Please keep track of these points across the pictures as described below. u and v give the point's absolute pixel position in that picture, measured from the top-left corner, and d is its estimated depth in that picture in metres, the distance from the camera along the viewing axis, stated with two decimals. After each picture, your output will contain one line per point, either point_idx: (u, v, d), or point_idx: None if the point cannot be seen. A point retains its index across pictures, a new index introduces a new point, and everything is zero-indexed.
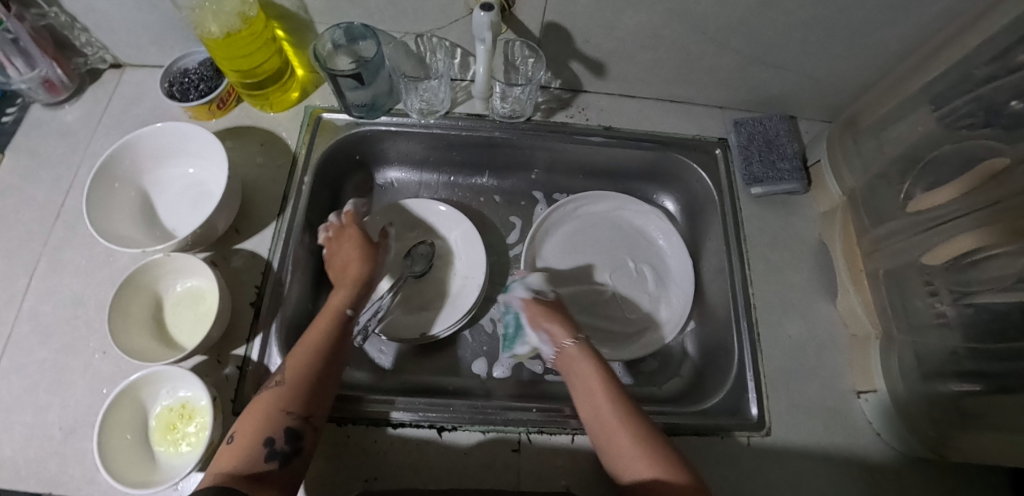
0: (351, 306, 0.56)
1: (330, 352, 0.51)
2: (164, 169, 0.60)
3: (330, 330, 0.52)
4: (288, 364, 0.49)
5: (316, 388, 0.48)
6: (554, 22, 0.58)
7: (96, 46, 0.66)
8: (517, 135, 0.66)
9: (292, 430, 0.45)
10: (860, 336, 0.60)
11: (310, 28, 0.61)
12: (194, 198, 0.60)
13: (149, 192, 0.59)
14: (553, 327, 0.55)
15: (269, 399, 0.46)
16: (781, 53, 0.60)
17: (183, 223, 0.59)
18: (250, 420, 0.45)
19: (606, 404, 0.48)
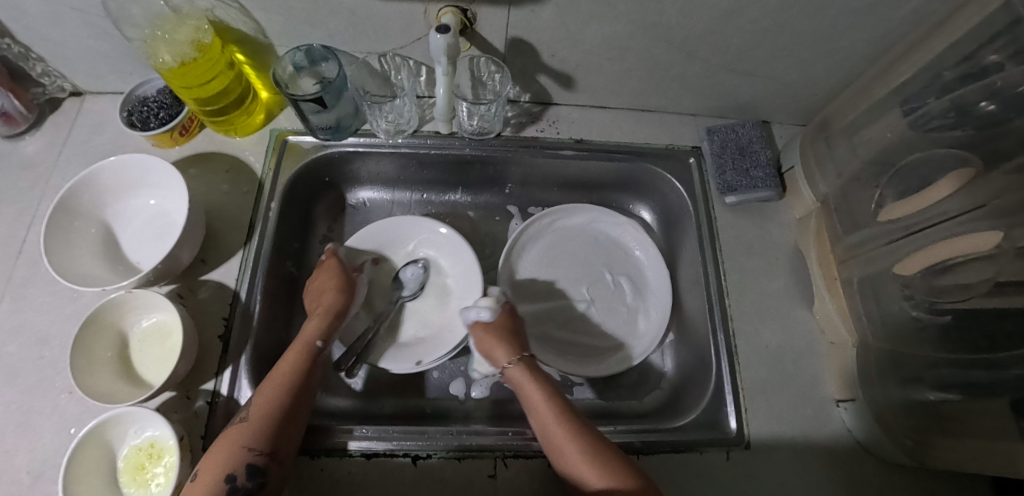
0: (322, 337, 0.54)
1: (297, 386, 0.49)
2: (126, 202, 0.60)
3: (299, 362, 0.51)
4: (255, 401, 0.47)
5: (283, 424, 0.46)
6: (518, 37, 0.57)
7: (54, 75, 0.64)
8: (487, 151, 0.65)
9: (252, 467, 0.43)
10: (837, 343, 0.59)
11: (270, 52, 0.60)
12: (158, 229, 0.60)
13: (111, 225, 0.59)
14: (494, 349, 0.53)
15: (234, 433, 0.44)
16: (750, 60, 0.60)
17: (147, 255, 0.59)
18: (213, 456, 0.43)
19: (560, 435, 0.46)
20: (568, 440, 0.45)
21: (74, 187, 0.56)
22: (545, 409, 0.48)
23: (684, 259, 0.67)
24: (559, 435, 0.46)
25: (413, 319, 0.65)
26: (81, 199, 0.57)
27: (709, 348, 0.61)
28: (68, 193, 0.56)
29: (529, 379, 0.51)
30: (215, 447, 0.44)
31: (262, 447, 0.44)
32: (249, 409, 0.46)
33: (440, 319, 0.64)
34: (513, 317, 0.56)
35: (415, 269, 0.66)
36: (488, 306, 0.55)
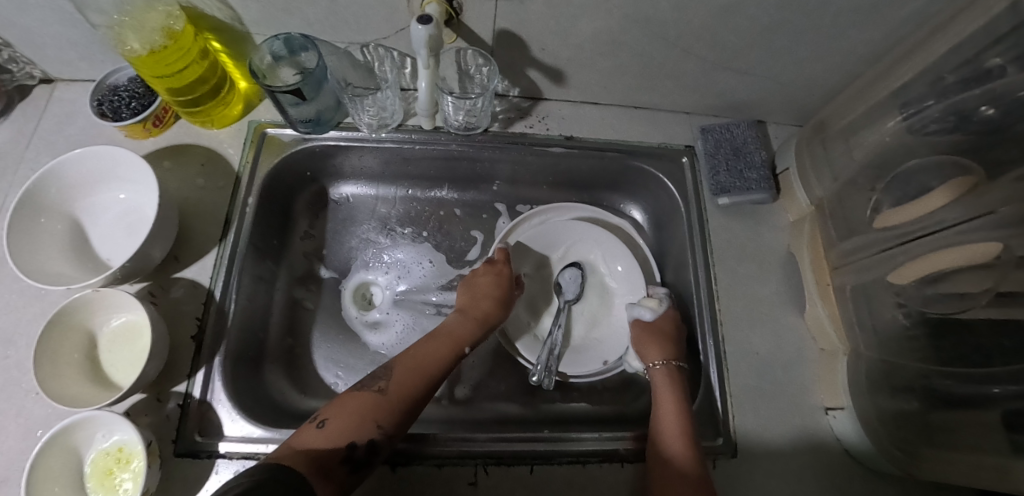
0: (471, 345, 0.56)
1: (435, 385, 0.51)
2: (94, 196, 0.57)
3: (446, 362, 0.53)
4: (397, 378, 0.49)
5: (410, 413, 0.48)
6: (507, 30, 0.54)
7: (21, 61, 0.61)
8: (474, 147, 0.63)
9: (371, 443, 0.44)
10: (828, 350, 0.58)
11: (248, 40, 0.57)
12: (129, 226, 0.57)
13: (80, 221, 0.57)
14: (655, 348, 0.56)
15: (375, 403, 0.46)
16: (747, 57, 0.57)
17: (117, 252, 0.56)
18: (345, 413, 0.45)
19: (675, 441, 0.49)
20: (678, 438, 0.49)
21: (40, 180, 0.54)
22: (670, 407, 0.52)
23: (674, 262, 0.66)
24: (671, 430, 0.50)
25: (581, 321, 0.64)
26: (46, 192, 0.54)
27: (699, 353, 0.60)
28: (32, 186, 0.53)
29: (672, 380, 0.54)
30: (345, 404, 0.46)
31: (389, 430, 0.45)
32: (387, 383, 0.48)
33: (609, 322, 0.64)
34: (676, 327, 0.59)
35: (575, 272, 0.65)
36: (651, 307, 0.59)
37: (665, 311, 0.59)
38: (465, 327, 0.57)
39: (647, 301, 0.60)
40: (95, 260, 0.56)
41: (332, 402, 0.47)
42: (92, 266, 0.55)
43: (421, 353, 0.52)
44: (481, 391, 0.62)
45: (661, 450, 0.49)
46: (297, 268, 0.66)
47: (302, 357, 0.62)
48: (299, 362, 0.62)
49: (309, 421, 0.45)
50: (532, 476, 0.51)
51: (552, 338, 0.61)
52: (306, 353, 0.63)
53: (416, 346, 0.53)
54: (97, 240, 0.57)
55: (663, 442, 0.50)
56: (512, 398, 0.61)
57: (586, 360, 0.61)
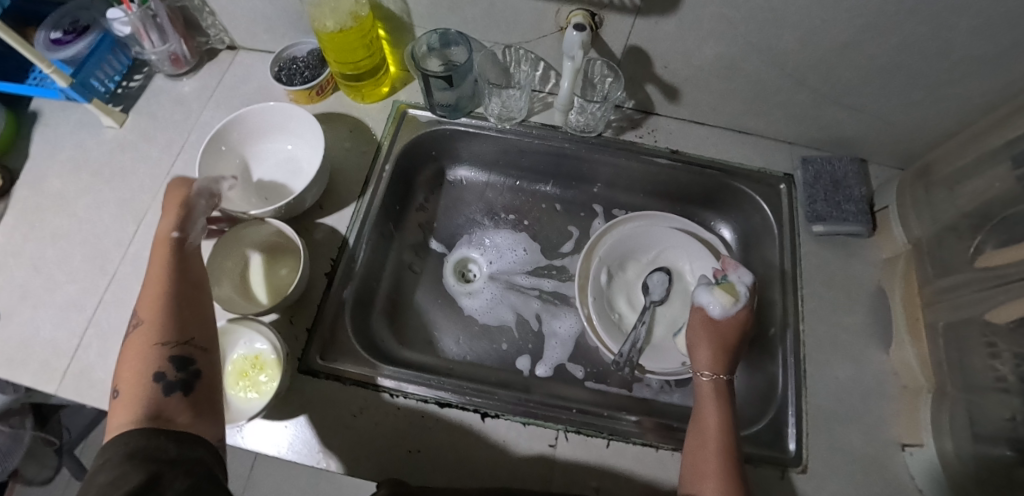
0: (177, 228, 0.50)
1: (186, 297, 0.46)
2: (266, 142, 0.67)
3: (171, 284, 0.46)
4: (140, 309, 0.45)
5: (192, 326, 0.45)
6: (636, 45, 0.61)
7: (219, 29, 0.73)
8: (585, 148, 0.69)
9: (183, 359, 0.43)
10: (911, 388, 0.59)
11: (408, 30, 0.67)
12: (294, 169, 0.66)
13: (249, 162, 0.67)
14: (705, 357, 0.55)
15: (138, 337, 0.43)
16: (859, 95, 0.61)
17: (282, 193, 0.65)
18: (131, 359, 0.43)
19: (713, 454, 0.47)
20: (718, 457, 0.47)
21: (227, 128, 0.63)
22: (710, 422, 0.50)
23: (757, 281, 0.68)
24: (711, 446, 0.48)
25: (663, 323, 0.68)
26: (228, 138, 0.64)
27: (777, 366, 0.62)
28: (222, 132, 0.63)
29: (716, 394, 0.53)
30: (143, 344, 0.43)
31: (173, 341, 0.43)
32: (140, 314, 0.45)
33: None
34: (739, 329, 0.56)
35: (663, 276, 0.70)
36: (723, 302, 0.56)
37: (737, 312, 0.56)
38: (162, 246, 0.49)
39: (721, 295, 0.57)
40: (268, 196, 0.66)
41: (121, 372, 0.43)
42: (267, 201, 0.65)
43: (148, 284, 0.47)
44: (559, 370, 0.67)
45: (699, 467, 0.47)
46: (409, 234, 0.73)
47: (403, 312, 0.69)
48: (400, 316, 0.69)
49: (114, 398, 0.41)
50: (607, 451, 0.54)
51: (635, 332, 0.65)
52: (406, 309, 0.70)
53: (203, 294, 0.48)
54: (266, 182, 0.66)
55: (699, 457, 0.48)
56: (588, 383, 0.65)
57: (665, 358, 0.64)
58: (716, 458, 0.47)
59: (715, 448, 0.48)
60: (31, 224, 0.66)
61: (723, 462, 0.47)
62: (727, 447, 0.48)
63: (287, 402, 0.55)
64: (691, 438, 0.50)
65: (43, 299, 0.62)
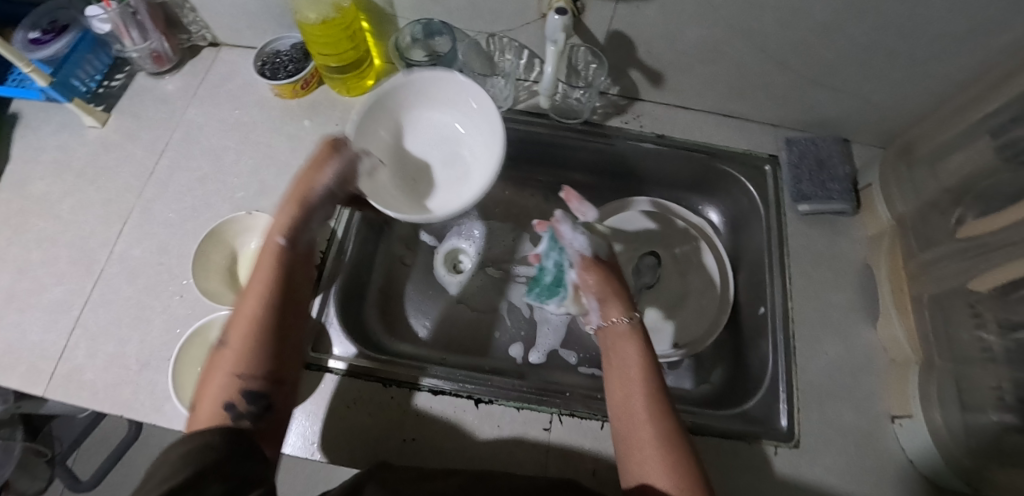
0: (283, 233, 0.47)
1: (277, 313, 0.43)
2: (434, 114, 0.64)
3: (265, 305, 0.42)
4: (232, 323, 0.42)
5: (269, 350, 0.41)
6: (619, 31, 0.61)
7: (201, 25, 0.73)
8: (572, 135, 0.69)
9: (257, 391, 0.40)
10: (899, 361, 0.59)
11: (391, 22, 0.66)
12: (454, 154, 0.65)
13: (404, 133, 0.64)
14: (603, 297, 0.54)
15: (219, 359, 0.41)
16: (840, 75, 0.62)
17: (435, 181, 0.64)
18: (212, 379, 0.40)
19: (639, 395, 0.44)
20: (649, 419, 0.42)
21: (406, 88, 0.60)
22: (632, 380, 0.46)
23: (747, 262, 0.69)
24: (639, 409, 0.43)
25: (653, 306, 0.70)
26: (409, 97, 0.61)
27: (767, 346, 0.62)
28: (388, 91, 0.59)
29: (626, 341, 0.49)
30: (219, 369, 0.40)
31: (253, 374, 0.40)
32: (228, 332, 0.42)
33: (681, 309, 0.69)
34: (613, 267, 0.58)
35: (652, 261, 0.72)
36: (585, 237, 0.59)
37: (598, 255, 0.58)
38: (268, 253, 0.46)
39: (582, 229, 0.60)
40: (419, 193, 0.63)
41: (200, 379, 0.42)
42: (410, 196, 0.63)
43: (244, 300, 0.43)
44: (553, 357, 0.67)
45: (633, 435, 0.42)
46: (399, 226, 0.73)
47: (395, 304, 0.69)
48: (392, 308, 0.69)
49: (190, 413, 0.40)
50: (602, 432, 0.54)
51: None
52: (398, 301, 0.69)
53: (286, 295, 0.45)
54: (401, 165, 0.64)
55: (632, 422, 0.43)
56: (582, 369, 0.66)
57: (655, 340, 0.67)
58: (647, 421, 0.42)
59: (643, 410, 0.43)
60: (14, 227, 0.66)
61: (654, 421, 0.42)
62: (654, 401, 0.43)
63: None
64: (616, 405, 0.45)
65: (29, 302, 0.61)
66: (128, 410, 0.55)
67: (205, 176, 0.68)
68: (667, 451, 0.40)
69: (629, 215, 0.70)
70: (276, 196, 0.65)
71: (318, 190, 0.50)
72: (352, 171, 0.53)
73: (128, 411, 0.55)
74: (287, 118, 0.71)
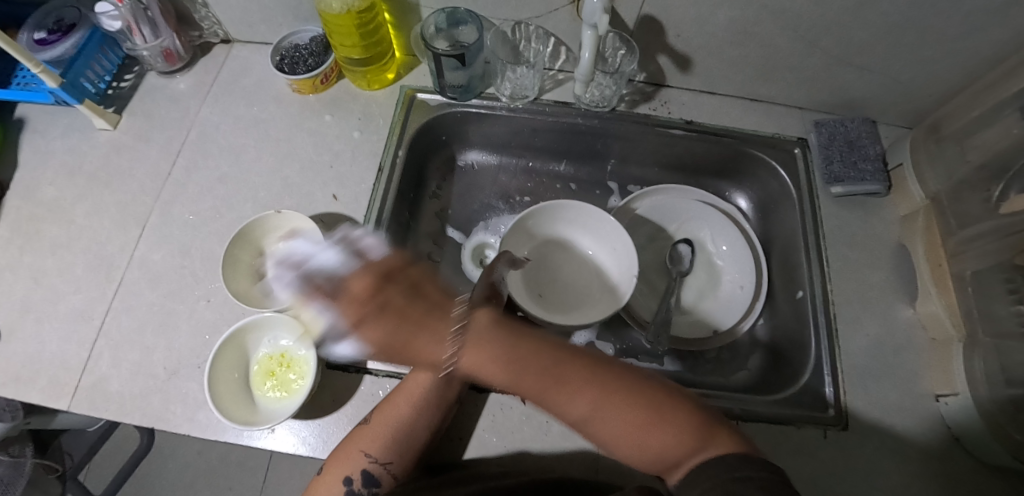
0: None
1: (417, 425, 0.47)
2: (562, 234, 0.68)
3: (419, 407, 0.48)
4: (380, 408, 0.49)
5: (405, 452, 0.47)
6: (650, 14, 0.60)
7: (212, 21, 0.71)
8: (601, 122, 0.68)
9: (373, 474, 0.45)
10: (940, 340, 0.59)
11: (415, 12, 0.64)
12: (583, 288, 0.66)
13: (540, 242, 0.68)
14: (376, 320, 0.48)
15: (361, 433, 0.47)
16: (870, 54, 0.61)
17: (560, 288, 0.67)
18: (345, 453, 0.46)
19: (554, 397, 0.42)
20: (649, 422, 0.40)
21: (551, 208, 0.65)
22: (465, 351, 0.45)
23: (780, 246, 0.68)
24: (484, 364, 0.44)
25: (690, 293, 0.69)
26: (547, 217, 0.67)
27: (807, 332, 0.62)
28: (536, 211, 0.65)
29: (479, 345, 0.45)
30: (356, 444, 0.47)
31: (378, 462, 0.46)
32: (373, 413, 0.49)
33: (717, 296, 0.68)
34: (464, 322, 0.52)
35: (688, 248, 0.70)
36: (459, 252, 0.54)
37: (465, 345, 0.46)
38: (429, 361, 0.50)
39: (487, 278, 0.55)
40: (556, 308, 0.64)
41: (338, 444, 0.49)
42: (543, 308, 0.64)
43: (396, 395, 0.49)
44: (589, 348, 0.66)
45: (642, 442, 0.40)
46: (426, 222, 0.72)
47: None
48: None
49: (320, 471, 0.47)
50: None
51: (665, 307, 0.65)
52: None
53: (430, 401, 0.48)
54: (538, 273, 0.67)
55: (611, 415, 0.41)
56: (621, 360, 0.65)
57: (695, 328, 0.66)
58: (551, 382, 0.42)
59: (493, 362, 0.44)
60: (26, 234, 0.63)
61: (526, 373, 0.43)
62: (499, 356, 0.44)
63: (319, 399, 0.53)
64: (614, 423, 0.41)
65: (47, 311, 0.59)
66: (158, 421, 0.53)
67: (226, 176, 0.66)
68: (655, 410, 0.40)
69: (595, 240, 0.67)
70: (302, 194, 0.64)
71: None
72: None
73: (158, 422, 0.53)
74: (307, 114, 0.69)
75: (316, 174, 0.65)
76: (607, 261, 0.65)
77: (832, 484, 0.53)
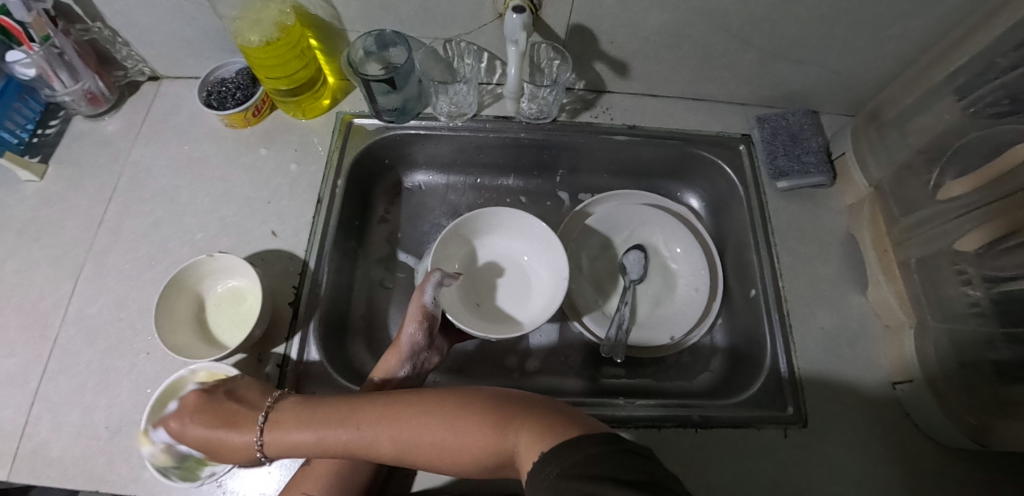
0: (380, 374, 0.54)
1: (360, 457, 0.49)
2: (498, 241, 0.68)
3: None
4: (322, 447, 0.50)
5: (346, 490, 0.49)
6: (580, 24, 0.59)
7: (136, 59, 0.69)
8: (543, 135, 0.67)
9: None
10: (893, 326, 0.59)
11: (342, 37, 0.63)
12: (522, 292, 0.65)
13: (475, 250, 0.67)
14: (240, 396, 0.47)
15: (303, 475, 0.49)
16: (803, 47, 0.61)
17: (500, 296, 0.65)
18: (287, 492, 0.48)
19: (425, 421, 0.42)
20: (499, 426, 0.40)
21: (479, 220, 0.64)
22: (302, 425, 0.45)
23: (733, 244, 0.68)
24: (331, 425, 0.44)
25: (646, 300, 0.68)
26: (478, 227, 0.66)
27: (762, 330, 0.61)
28: (464, 225, 0.65)
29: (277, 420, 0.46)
30: (297, 487, 0.48)
31: None
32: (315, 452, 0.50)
33: (673, 299, 0.68)
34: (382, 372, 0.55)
35: (639, 254, 0.69)
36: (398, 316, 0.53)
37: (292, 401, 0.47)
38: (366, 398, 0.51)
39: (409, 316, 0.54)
40: (497, 317, 0.64)
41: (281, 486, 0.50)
42: (482, 319, 0.63)
43: None
44: (550, 363, 0.65)
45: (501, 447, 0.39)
46: (375, 248, 0.70)
47: (380, 331, 0.66)
48: (377, 334, 0.65)
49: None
50: None
51: (620, 314, 0.65)
52: (383, 327, 0.66)
53: None
54: (475, 284, 0.66)
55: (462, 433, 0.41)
56: (581, 372, 0.64)
57: (652, 334, 0.65)
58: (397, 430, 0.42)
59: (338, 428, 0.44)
60: None
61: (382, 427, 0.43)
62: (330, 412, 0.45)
63: None
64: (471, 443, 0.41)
65: None
66: (101, 484, 0.50)
67: (161, 220, 0.63)
68: (498, 419, 0.40)
69: (528, 244, 0.66)
70: (240, 232, 0.62)
71: (406, 343, 0.54)
72: (434, 322, 0.56)
73: (101, 485, 0.50)
74: (242, 148, 0.67)
75: (255, 211, 0.63)
76: (540, 263, 0.65)
77: (797, 483, 0.53)
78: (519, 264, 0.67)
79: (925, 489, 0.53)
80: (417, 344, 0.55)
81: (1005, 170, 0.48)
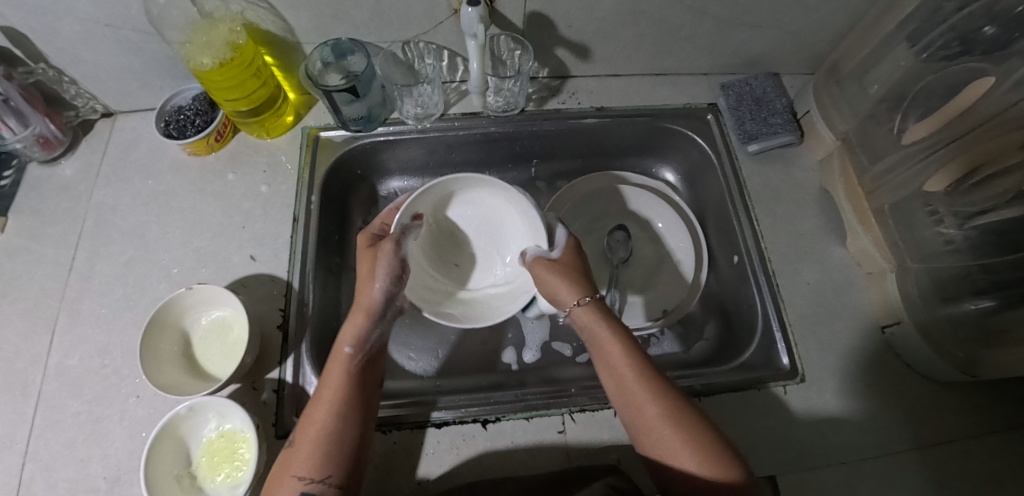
0: (353, 343, 0.49)
1: (357, 418, 0.45)
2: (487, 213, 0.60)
3: (338, 414, 0.45)
4: (305, 425, 0.45)
5: (341, 464, 0.43)
6: (536, 11, 0.58)
7: (86, 96, 0.66)
8: (513, 126, 0.67)
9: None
10: (875, 273, 0.61)
11: (298, 50, 0.63)
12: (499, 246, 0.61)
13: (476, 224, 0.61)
14: (397, 277, 0.52)
15: (289, 459, 0.43)
16: (758, 12, 0.62)
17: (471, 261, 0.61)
18: (286, 477, 0.42)
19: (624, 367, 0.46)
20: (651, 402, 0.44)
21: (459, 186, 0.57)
22: (614, 368, 0.47)
23: (714, 211, 0.69)
24: (634, 392, 0.45)
25: (634, 279, 0.69)
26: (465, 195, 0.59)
27: (751, 291, 0.62)
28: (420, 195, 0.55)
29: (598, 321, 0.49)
30: (288, 470, 0.43)
31: (316, 478, 0.42)
32: (300, 433, 0.44)
33: (662, 276, 0.69)
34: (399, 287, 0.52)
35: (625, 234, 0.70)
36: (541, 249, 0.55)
37: (568, 242, 0.55)
38: (338, 364, 0.48)
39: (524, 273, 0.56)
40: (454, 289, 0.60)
41: (272, 474, 0.44)
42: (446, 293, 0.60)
43: (317, 402, 0.46)
44: (547, 351, 0.66)
45: (643, 424, 0.44)
46: (359, 260, 0.70)
47: None
48: None
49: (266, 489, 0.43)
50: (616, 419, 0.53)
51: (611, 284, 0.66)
52: None
53: (349, 389, 0.46)
54: (443, 245, 0.62)
55: (634, 405, 0.44)
56: (579, 359, 0.64)
57: (646, 312, 0.67)
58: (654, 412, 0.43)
59: (645, 394, 0.44)
60: None
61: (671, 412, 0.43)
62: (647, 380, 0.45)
63: (272, 474, 0.50)
64: (630, 416, 0.45)
65: None
66: None
67: (134, 258, 0.61)
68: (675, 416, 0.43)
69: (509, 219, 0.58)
70: (218, 261, 0.61)
71: (378, 299, 0.51)
72: (405, 273, 0.53)
73: None
74: (208, 176, 0.66)
75: (230, 237, 0.62)
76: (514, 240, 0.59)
77: (801, 435, 0.54)
78: (503, 234, 0.61)
79: (923, 425, 0.54)
80: (390, 297, 0.52)
81: (963, 108, 0.49)
